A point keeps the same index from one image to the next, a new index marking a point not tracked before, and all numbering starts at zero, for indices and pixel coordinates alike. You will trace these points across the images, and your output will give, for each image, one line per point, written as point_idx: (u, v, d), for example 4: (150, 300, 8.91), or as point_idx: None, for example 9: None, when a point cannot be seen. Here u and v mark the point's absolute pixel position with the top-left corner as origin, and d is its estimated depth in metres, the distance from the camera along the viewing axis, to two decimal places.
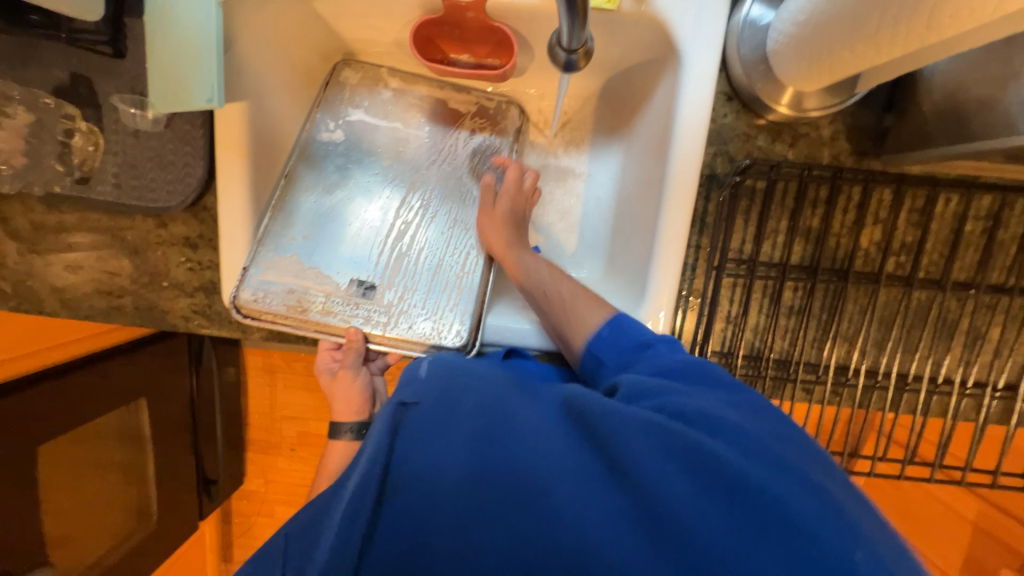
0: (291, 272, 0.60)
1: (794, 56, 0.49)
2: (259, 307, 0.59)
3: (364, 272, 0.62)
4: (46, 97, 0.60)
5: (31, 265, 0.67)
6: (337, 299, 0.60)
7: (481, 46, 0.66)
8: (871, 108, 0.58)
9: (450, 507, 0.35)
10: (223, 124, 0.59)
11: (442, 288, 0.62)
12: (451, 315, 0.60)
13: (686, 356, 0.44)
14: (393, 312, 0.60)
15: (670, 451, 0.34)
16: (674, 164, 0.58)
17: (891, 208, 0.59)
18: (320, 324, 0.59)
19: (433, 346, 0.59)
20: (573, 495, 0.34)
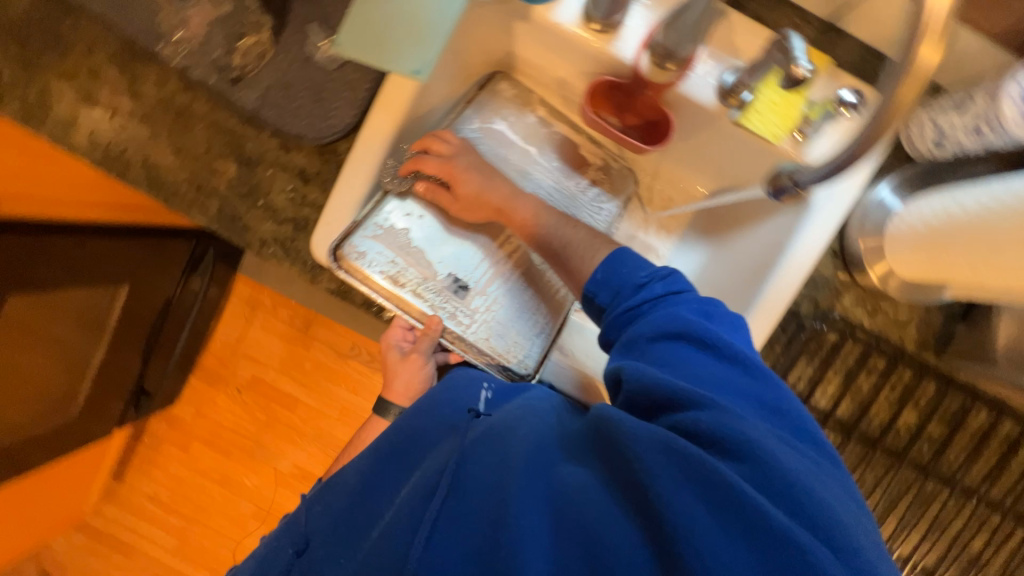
0: (397, 246, 0.62)
1: (910, 244, 0.57)
2: (358, 264, 0.60)
3: (463, 272, 0.64)
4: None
5: (137, 132, 0.66)
6: (431, 287, 0.62)
7: (636, 117, 0.68)
8: (947, 311, 0.64)
9: (473, 503, 0.41)
10: (390, 86, 0.61)
11: (527, 314, 0.64)
12: (527, 342, 0.63)
13: (720, 372, 0.45)
14: (476, 318, 0.62)
15: (698, 476, 0.36)
16: (768, 290, 0.64)
17: (932, 401, 0.65)
18: (405, 303, 0.61)
19: (500, 364, 0.62)
20: (601, 513, 0.38)
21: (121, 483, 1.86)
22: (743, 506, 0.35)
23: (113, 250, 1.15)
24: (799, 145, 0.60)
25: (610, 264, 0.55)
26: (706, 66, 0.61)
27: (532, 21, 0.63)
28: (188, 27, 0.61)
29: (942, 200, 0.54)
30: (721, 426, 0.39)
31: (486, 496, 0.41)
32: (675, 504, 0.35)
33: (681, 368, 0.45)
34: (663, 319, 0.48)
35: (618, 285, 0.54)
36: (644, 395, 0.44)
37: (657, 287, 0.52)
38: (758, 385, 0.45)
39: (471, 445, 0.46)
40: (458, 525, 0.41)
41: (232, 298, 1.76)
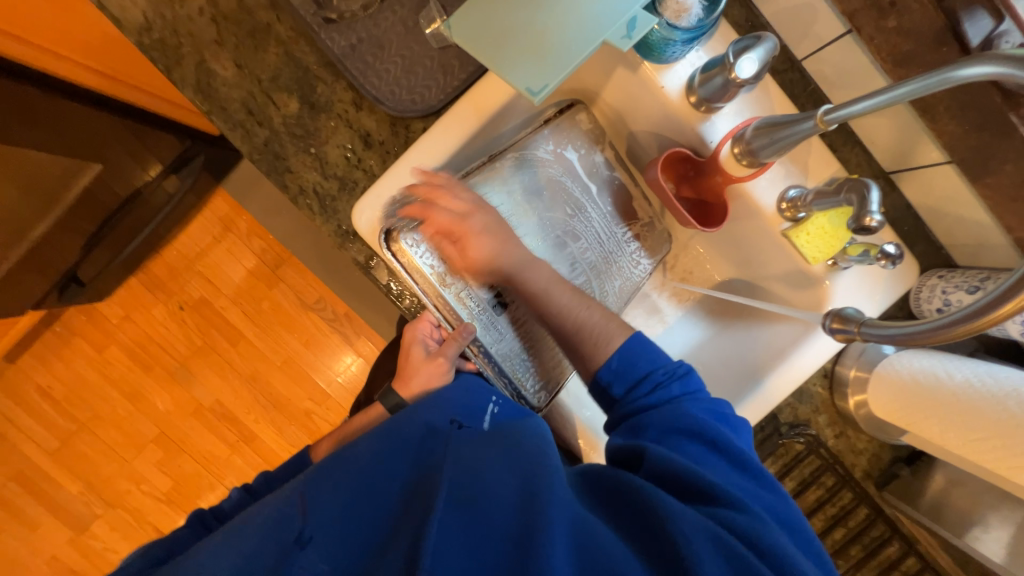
0: (452, 246, 0.61)
1: (892, 388, 0.63)
2: (408, 251, 0.58)
3: (504, 288, 0.64)
4: None
5: (201, 31, 0.60)
6: (471, 296, 0.62)
7: (695, 192, 0.71)
8: (896, 452, 0.72)
9: (497, 530, 0.41)
10: (485, 85, 0.60)
11: (549, 345, 0.67)
12: (544, 375, 0.67)
13: (739, 473, 0.48)
14: (504, 336, 0.64)
15: (722, 553, 0.39)
16: (759, 393, 0.70)
17: (860, 525, 0.72)
18: (444, 303, 0.61)
19: (513, 385, 0.65)
20: (619, 559, 0.39)
21: (11, 365, 1.67)
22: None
23: None
24: (828, 271, 0.67)
25: (638, 344, 0.57)
26: (774, 175, 0.65)
27: (636, 73, 0.64)
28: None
29: (932, 359, 0.60)
30: (755, 528, 0.42)
31: (506, 512, 0.42)
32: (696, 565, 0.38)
33: (705, 466, 0.48)
34: (679, 415, 0.51)
35: (637, 363, 0.56)
36: (672, 479, 0.46)
37: (673, 387, 0.54)
38: (768, 490, 0.48)
39: (488, 459, 0.49)
40: (476, 531, 0.41)
41: (204, 211, 1.64)
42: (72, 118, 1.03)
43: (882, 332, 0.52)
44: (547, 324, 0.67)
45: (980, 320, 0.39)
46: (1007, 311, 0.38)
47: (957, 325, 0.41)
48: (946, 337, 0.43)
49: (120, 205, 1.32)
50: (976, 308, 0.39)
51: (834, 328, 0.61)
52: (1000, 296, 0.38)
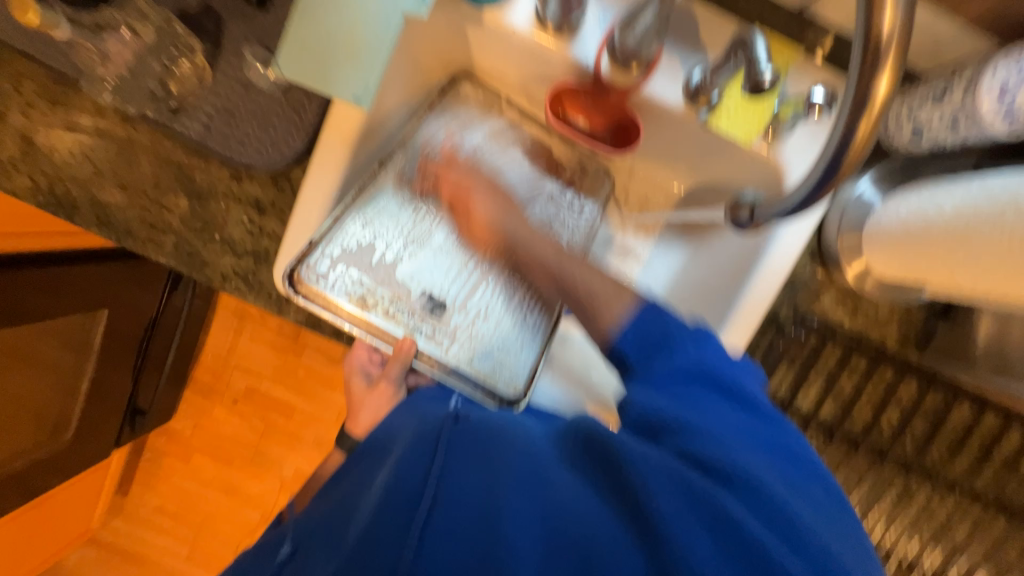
0: (364, 265, 0.59)
1: (886, 246, 0.54)
2: (319, 288, 0.56)
3: (437, 289, 0.62)
4: (176, 25, 0.58)
5: (80, 171, 0.63)
6: (403, 308, 0.59)
7: (602, 119, 0.62)
8: (928, 309, 0.63)
9: (467, 523, 0.39)
10: (336, 107, 0.57)
11: (513, 328, 0.63)
12: (515, 362, 0.61)
13: (724, 399, 0.46)
14: (457, 335, 0.60)
15: (683, 490, 0.39)
16: (748, 296, 0.62)
17: (913, 398, 0.64)
18: (375, 327, 0.58)
19: (485, 386, 0.59)
20: (592, 524, 0.39)
21: (126, 497, 1.88)
22: (716, 514, 0.38)
23: (91, 273, 1.12)
24: (771, 145, 0.58)
25: (652, 299, 0.49)
26: (670, 69, 0.58)
27: (482, 27, 0.59)
28: (119, 54, 0.59)
29: (919, 198, 0.51)
30: (730, 457, 0.41)
31: (474, 505, 0.40)
32: (661, 513, 0.38)
33: (696, 400, 0.44)
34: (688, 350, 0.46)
35: (658, 313, 0.47)
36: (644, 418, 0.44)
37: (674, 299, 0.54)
38: (751, 411, 0.46)
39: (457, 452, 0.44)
40: (450, 535, 0.39)
41: (218, 310, 1.75)
42: (84, 282, 1.11)
43: (773, 210, 0.48)
44: (501, 307, 0.63)
45: (850, 151, 0.36)
46: (866, 129, 0.35)
47: (833, 174, 0.38)
48: (833, 190, 0.40)
49: (144, 334, 1.43)
50: (837, 142, 0.36)
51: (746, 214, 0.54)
52: (852, 116, 0.35)
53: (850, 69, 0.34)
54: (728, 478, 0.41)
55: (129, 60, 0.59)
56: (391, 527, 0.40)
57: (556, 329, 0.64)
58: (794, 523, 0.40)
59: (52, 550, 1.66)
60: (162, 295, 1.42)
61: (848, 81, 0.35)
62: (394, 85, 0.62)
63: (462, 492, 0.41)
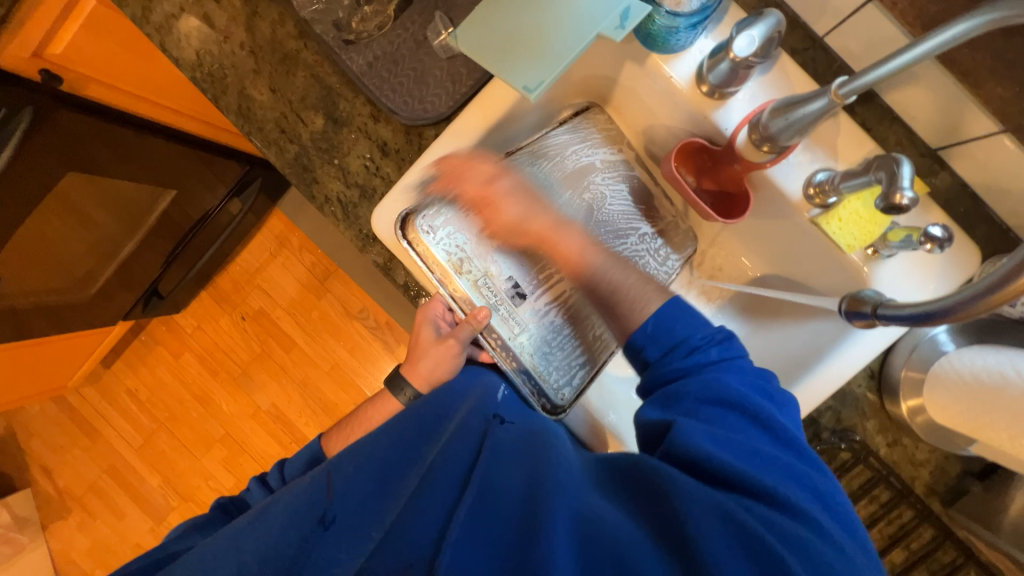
0: (472, 234, 0.63)
1: (955, 393, 0.55)
2: (425, 239, 0.60)
3: (522, 280, 0.66)
4: None
5: (241, 63, 0.68)
6: (490, 286, 0.64)
7: (714, 182, 0.67)
8: (963, 464, 0.63)
9: (506, 513, 0.43)
10: (493, 89, 0.61)
11: (575, 338, 0.67)
12: (568, 369, 0.66)
13: (767, 441, 0.46)
14: (526, 326, 0.65)
15: (729, 529, 0.39)
16: (801, 391, 0.63)
17: (925, 547, 0.64)
18: (459, 291, 0.62)
19: (533, 382, 0.64)
20: (631, 544, 0.39)
21: (106, 371, 1.90)
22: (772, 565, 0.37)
23: (163, 149, 1.16)
24: (868, 258, 0.61)
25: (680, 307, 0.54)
26: (800, 159, 0.61)
27: (642, 67, 0.64)
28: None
29: (996, 357, 0.53)
30: (771, 510, 0.41)
31: (514, 504, 0.44)
32: (712, 555, 0.38)
33: (737, 433, 0.46)
34: (714, 384, 0.49)
35: (689, 324, 0.53)
36: (688, 453, 0.44)
37: (714, 350, 0.52)
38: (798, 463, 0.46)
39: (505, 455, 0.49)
40: (489, 532, 0.42)
41: (264, 229, 1.80)
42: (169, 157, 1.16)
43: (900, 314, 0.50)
44: (572, 315, 0.68)
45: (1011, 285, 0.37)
46: None
47: (978, 301, 0.40)
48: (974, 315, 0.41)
49: (192, 225, 1.48)
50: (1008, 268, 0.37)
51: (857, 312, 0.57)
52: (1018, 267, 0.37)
53: None
54: (780, 535, 0.39)
55: None
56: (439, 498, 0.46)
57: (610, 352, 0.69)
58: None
59: (23, 395, 1.68)
60: (226, 196, 1.47)
61: None
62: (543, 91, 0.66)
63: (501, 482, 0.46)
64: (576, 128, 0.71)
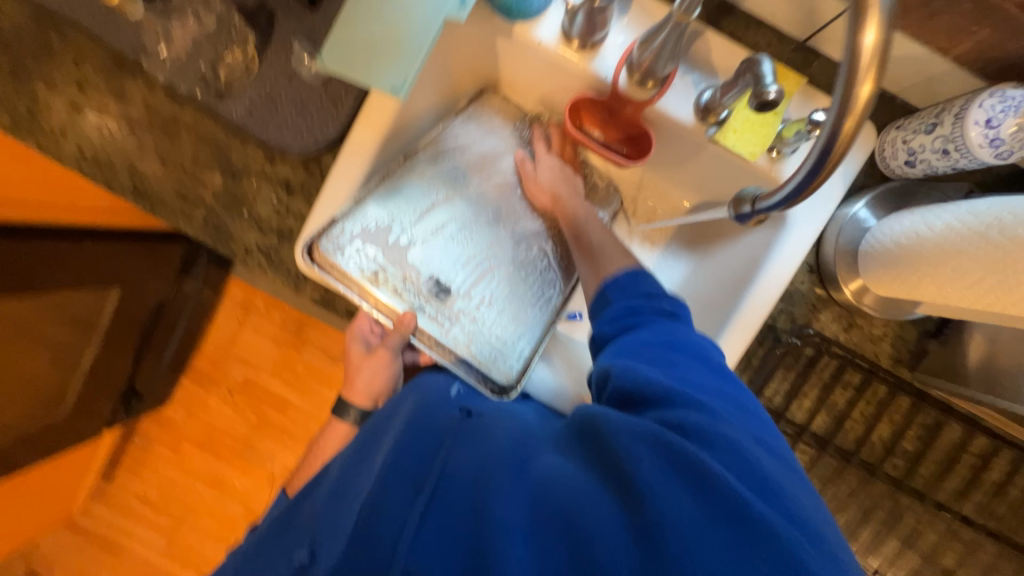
0: (380, 243, 0.61)
1: (883, 264, 0.57)
2: (335, 260, 0.59)
3: (444, 275, 0.63)
4: (231, 15, 0.62)
5: (124, 142, 0.67)
6: (410, 289, 0.61)
7: (616, 130, 0.68)
8: (919, 327, 0.64)
9: (462, 497, 0.43)
10: (374, 100, 0.61)
11: (513, 318, 0.64)
12: (514, 351, 0.63)
13: (706, 374, 0.49)
14: (458, 320, 0.62)
15: (664, 459, 0.40)
16: (747, 304, 0.64)
17: (906, 414, 0.65)
18: (382, 302, 0.60)
19: (479, 373, 0.61)
20: (577, 498, 0.41)
21: (111, 483, 1.86)
22: (716, 488, 0.39)
23: (92, 251, 1.13)
24: (775, 161, 0.62)
25: (626, 275, 0.58)
26: (684, 86, 0.62)
27: (512, 39, 0.64)
28: (176, 37, 0.62)
29: (909, 219, 0.54)
30: (711, 431, 0.43)
31: (466, 489, 0.43)
32: (652, 489, 0.39)
33: (678, 370, 0.48)
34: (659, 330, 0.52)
35: (624, 287, 0.57)
36: (632, 398, 0.47)
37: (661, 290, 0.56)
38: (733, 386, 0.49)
39: (456, 442, 0.49)
40: (445, 524, 0.42)
41: (224, 301, 1.76)
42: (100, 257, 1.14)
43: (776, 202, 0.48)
44: (508, 297, 0.65)
45: (837, 146, 0.39)
46: (852, 128, 0.38)
47: (815, 176, 0.42)
48: (819, 185, 0.43)
49: (148, 317, 1.45)
50: (826, 137, 0.39)
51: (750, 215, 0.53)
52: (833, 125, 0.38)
53: (837, 77, 0.37)
54: (719, 453, 0.41)
55: (184, 44, 0.62)
56: (394, 504, 0.44)
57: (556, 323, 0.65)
58: (775, 487, 0.40)
59: (32, 531, 1.64)
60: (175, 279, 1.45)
61: (834, 87, 0.38)
62: (427, 88, 0.66)
63: (457, 473, 0.45)
64: (475, 117, 0.72)
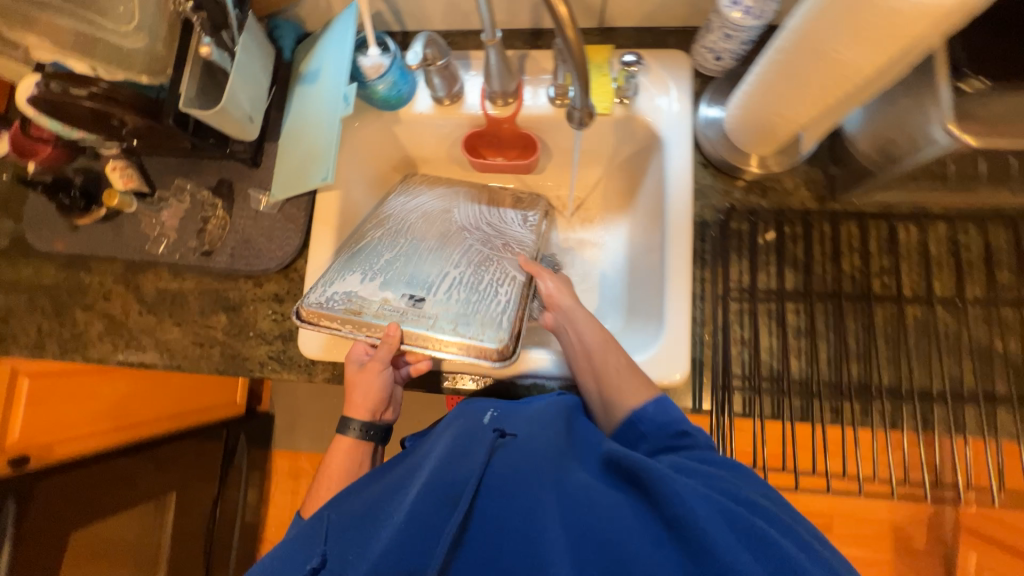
0: (354, 284, 0.72)
1: (749, 128, 0.67)
2: (320, 310, 0.69)
3: (415, 289, 0.73)
4: (204, 191, 0.81)
5: (146, 322, 0.81)
6: (389, 307, 0.70)
7: (512, 149, 0.86)
8: (819, 164, 0.72)
9: (517, 522, 0.46)
10: (323, 205, 0.78)
11: (484, 298, 0.72)
12: (494, 319, 0.69)
13: (728, 462, 0.55)
14: (436, 314, 0.70)
15: (705, 500, 0.46)
16: (672, 211, 0.73)
17: (860, 238, 0.70)
18: (368, 324, 0.69)
19: (474, 345, 0.67)
20: (627, 532, 0.44)
21: None
22: (749, 526, 0.44)
23: (140, 460, 1.22)
24: (630, 107, 0.76)
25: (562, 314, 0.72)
26: (534, 88, 0.79)
27: (402, 121, 0.83)
28: (170, 222, 0.80)
29: (741, 88, 0.66)
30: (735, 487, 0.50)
31: (516, 514, 0.47)
32: (695, 518, 0.43)
33: (697, 452, 0.56)
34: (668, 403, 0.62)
35: (573, 326, 0.70)
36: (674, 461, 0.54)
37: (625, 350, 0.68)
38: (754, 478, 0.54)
39: (506, 470, 0.51)
40: (501, 552, 0.45)
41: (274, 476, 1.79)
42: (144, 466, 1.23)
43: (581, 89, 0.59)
44: (472, 285, 0.73)
45: (572, 37, 0.49)
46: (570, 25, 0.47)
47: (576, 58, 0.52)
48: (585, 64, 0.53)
49: (210, 522, 1.44)
50: (563, 38, 0.49)
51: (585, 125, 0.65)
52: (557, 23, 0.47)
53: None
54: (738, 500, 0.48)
55: (177, 224, 0.80)
56: (432, 521, 0.46)
57: (524, 287, 0.74)
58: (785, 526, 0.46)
59: None
60: (232, 468, 1.53)
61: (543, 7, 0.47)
62: (358, 182, 0.84)
63: (501, 481, 0.50)
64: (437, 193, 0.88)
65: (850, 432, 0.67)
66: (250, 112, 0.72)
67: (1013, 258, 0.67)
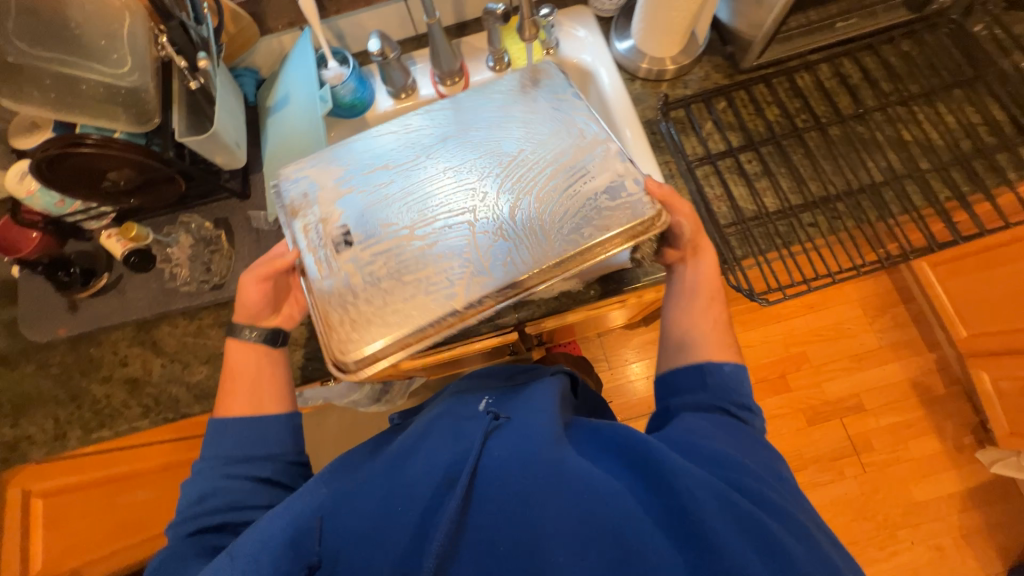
0: (321, 177, 0.65)
1: (655, 36, 0.82)
2: (278, 180, 0.66)
3: (358, 231, 0.62)
4: (206, 222, 0.84)
5: (172, 371, 0.80)
6: (318, 231, 0.62)
7: None
8: (717, 53, 0.89)
9: (515, 508, 0.46)
10: None
11: (392, 302, 0.58)
12: (369, 329, 0.57)
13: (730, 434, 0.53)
14: (339, 277, 0.60)
15: (713, 492, 0.44)
16: (621, 120, 0.84)
17: (770, 94, 0.85)
18: (292, 231, 0.63)
19: (331, 345, 0.57)
20: (627, 516, 0.44)
21: None
22: (747, 515, 0.44)
23: None
24: (557, 55, 0.90)
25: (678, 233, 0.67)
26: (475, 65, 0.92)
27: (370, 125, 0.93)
28: (180, 254, 0.82)
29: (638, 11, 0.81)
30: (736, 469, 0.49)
31: (512, 504, 0.46)
32: (699, 505, 0.43)
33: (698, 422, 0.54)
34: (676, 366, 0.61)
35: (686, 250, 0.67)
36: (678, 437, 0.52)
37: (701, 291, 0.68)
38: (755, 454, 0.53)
39: (507, 458, 0.50)
40: (498, 537, 0.45)
41: None
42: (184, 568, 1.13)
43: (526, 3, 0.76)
44: (413, 270, 0.59)
45: None
46: None
47: None
48: None
49: None
50: None
51: (534, 35, 0.81)
52: None
53: None
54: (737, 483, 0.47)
55: (188, 254, 0.83)
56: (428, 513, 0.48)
57: (441, 324, 0.57)
58: (782, 512, 0.46)
59: None
60: None
61: None
62: None
63: (502, 465, 0.49)
64: (554, 96, 0.67)
65: (828, 237, 0.77)
66: (235, 139, 0.78)
67: (883, 71, 0.84)
